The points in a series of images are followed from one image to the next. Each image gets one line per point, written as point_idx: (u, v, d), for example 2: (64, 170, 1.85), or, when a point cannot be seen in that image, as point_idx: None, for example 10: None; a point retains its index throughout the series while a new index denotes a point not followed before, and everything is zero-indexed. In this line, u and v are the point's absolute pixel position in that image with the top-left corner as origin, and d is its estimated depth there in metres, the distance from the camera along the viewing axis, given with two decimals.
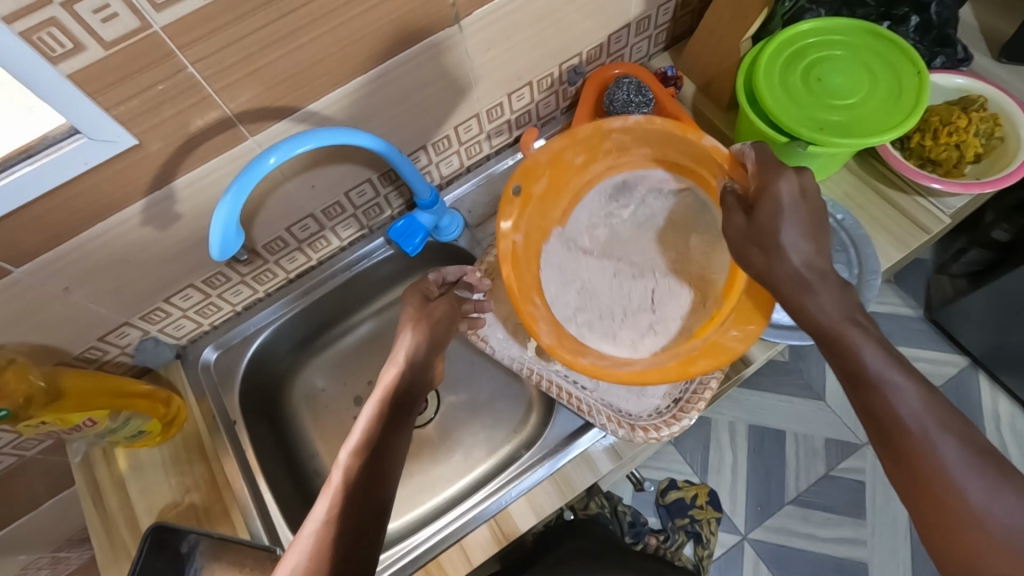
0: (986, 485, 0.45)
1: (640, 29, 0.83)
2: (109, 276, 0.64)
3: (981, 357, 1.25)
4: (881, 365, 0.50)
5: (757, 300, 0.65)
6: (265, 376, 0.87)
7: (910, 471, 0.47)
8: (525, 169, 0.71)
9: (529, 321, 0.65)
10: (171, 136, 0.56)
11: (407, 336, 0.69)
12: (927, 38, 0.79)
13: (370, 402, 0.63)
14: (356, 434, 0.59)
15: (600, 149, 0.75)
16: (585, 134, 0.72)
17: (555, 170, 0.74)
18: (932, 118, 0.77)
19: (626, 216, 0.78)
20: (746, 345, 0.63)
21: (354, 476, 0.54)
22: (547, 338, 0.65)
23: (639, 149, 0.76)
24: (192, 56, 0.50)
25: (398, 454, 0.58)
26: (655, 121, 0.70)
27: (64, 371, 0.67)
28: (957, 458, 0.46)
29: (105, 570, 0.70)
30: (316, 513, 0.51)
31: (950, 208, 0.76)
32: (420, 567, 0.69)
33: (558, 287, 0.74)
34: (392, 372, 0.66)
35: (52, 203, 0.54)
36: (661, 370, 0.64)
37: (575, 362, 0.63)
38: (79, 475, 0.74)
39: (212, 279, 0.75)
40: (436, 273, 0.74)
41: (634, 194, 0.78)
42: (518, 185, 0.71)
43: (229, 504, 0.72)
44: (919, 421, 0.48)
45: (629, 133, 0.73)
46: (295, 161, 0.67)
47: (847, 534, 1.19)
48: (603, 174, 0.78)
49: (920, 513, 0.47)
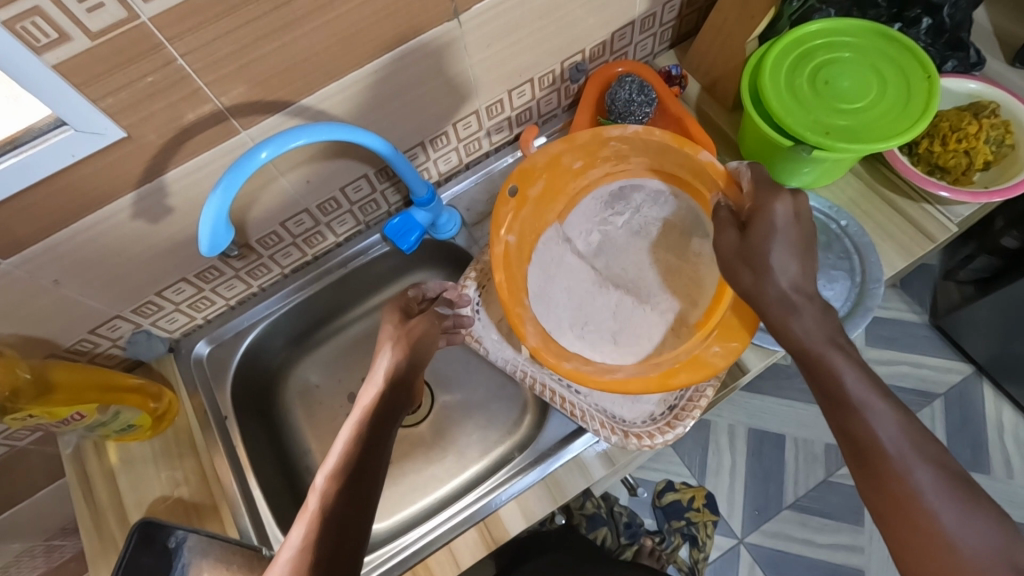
0: (961, 509, 0.44)
1: (644, 27, 0.81)
2: (100, 269, 0.64)
3: (985, 365, 1.23)
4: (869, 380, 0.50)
5: (741, 318, 0.65)
6: (259, 370, 0.87)
7: (883, 492, 0.47)
8: (521, 170, 0.70)
9: (517, 322, 0.65)
10: (162, 127, 0.55)
11: (386, 355, 0.68)
12: (939, 41, 0.77)
13: (348, 424, 0.62)
14: (332, 457, 0.58)
15: (597, 156, 0.74)
16: (583, 139, 0.71)
17: (552, 173, 0.74)
18: (942, 123, 0.75)
19: (620, 223, 0.77)
20: (727, 361, 0.63)
21: (331, 502, 0.53)
22: (533, 339, 0.65)
23: (638, 157, 0.75)
24: (182, 49, 0.49)
25: (379, 475, 0.57)
26: (654, 132, 0.69)
27: (53, 364, 0.67)
28: (933, 480, 0.46)
29: (92, 563, 0.69)
30: (292, 540, 0.51)
31: (958, 217, 0.74)
32: (407, 569, 0.69)
33: (548, 286, 0.73)
34: (371, 393, 0.65)
35: (40, 194, 0.53)
36: (642, 379, 0.64)
37: (558, 365, 0.64)
38: (69, 467, 0.74)
39: (205, 273, 0.74)
40: (416, 289, 0.74)
41: (630, 202, 0.77)
42: (514, 187, 0.70)
43: (218, 501, 0.72)
44: (900, 443, 0.47)
45: (626, 142, 0.72)
46: (289, 156, 0.66)
47: (845, 541, 1.18)
48: (600, 179, 0.77)
49: (894, 536, 0.46)
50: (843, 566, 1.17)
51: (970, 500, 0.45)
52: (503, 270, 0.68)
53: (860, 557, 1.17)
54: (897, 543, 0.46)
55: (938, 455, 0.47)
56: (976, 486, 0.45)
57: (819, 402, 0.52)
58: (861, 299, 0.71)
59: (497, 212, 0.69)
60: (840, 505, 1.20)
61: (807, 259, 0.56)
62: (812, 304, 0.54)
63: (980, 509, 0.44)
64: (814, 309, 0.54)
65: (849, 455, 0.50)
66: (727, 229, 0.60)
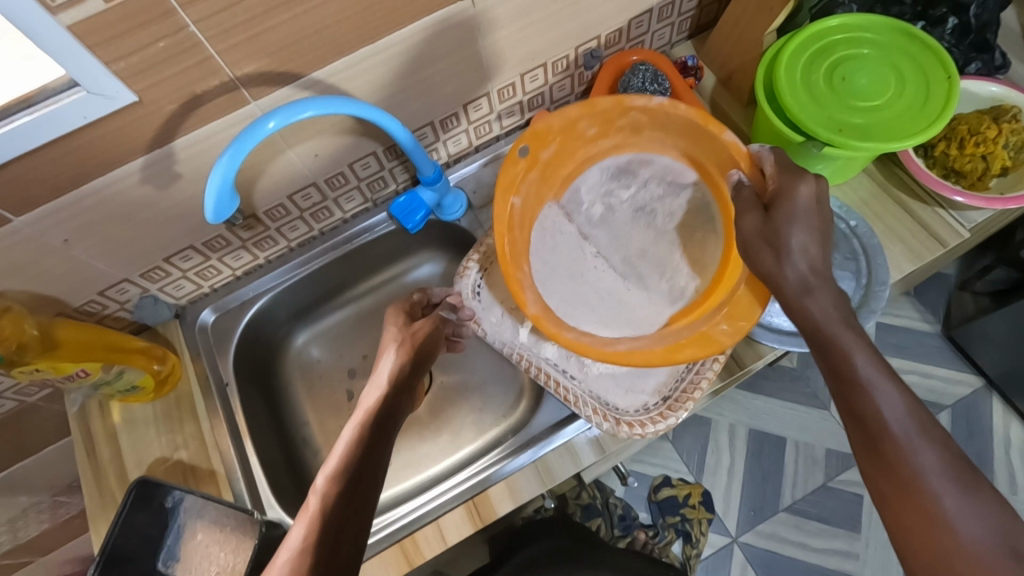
0: (961, 496, 0.44)
1: (662, 15, 0.80)
2: (110, 231, 0.65)
3: (995, 380, 1.21)
4: (870, 369, 0.49)
5: (752, 292, 0.63)
6: (262, 341, 0.88)
7: (886, 472, 0.47)
8: (535, 132, 0.67)
9: (517, 289, 0.63)
10: (173, 94, 0.56)
11: (389, 357, 0.69)
12: (964, 42, 0.76)
13: (349, 425, 0.63)
14: (333, 458, 0.59)
15: (613, 125, 0.71)
16: (605, 106, 0.68)
17: (565, 138, 0.71)
18: (960, 126, 0.73)
19: (625, 198, 0.76)
20: (734, 339, 0.62)
21: (330, 503, 0.54)
22: (536, 307, 0.63)
23: (652, 132, 0.72)
24: (193, 16, 0.50)
25: (379, 475, 0.58)
26: (679, 106, 0.67)
27: (60, 323, 0.68)
28: (934, 464, 0.46)
29: (92, 517, 0.71)
30: (290, 540, 0.51)
31: (971, 222, 0.73)
32: (396, 541, 0.70)
33: (547, 272, 0.73)
34: (374, 395, 0.66)
35: (52, 153, 0.54)
36: (646, 352, 0.64)
37: (558, 335, 0.62)
38: (74, 423, 0.76)
39: (213, 242, 0.75)
40: (420, 295, 0.76)
41: (637, 176, 0.75)
42: (525, 148, 0.67)
43: (216, 466, 0.74)
44: (902, 425, 0.47)
45: (649, 114, 0.69)
46: (297, 127, 0.66)
47: (840, 546, 1.18)
48: (609, 151, 0.74)
49: (895, 516, 0.46)
50: (838, 572, 1.17)
51: (971, 487, 0.44)
52: (505, 235, 0.66)
53: (854, 563, 1.17)
54: (895, 523, 0.46)
55: (941, 441, 0.47)
56: (977, 473, 0.45)
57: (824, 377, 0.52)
58: (865, 301, 0.70)
59: (504, 173, 0.67)
60: (838, 511, 1.20)
61: (809, 250, 0.55)
62: (825, 289, 0.54)
63: (981, 495, 0.44)
64: (815, 301, 0.53)
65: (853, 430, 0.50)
66: (750, 212, 0.59)
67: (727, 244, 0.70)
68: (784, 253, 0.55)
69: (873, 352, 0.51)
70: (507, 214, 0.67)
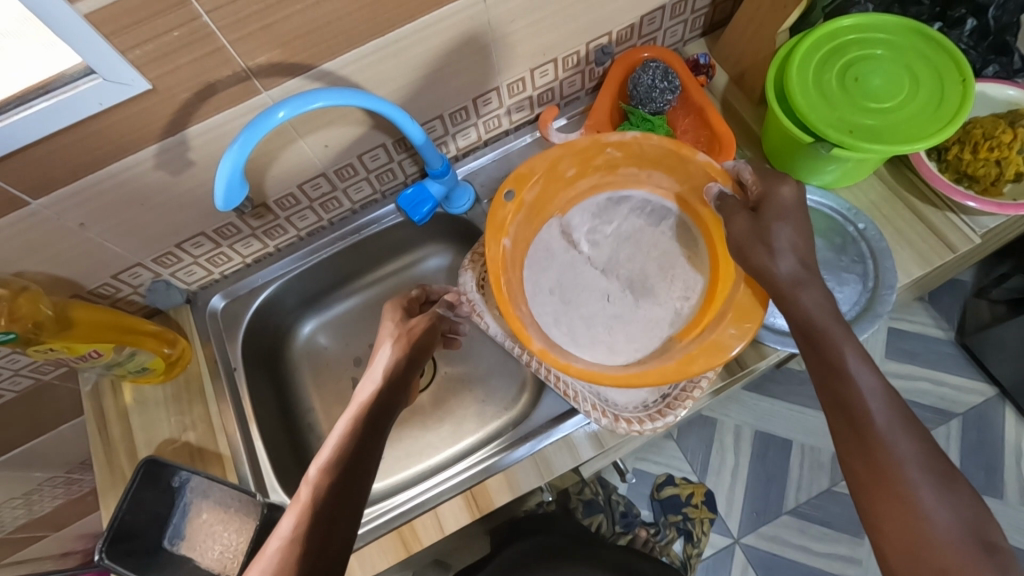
0: (937, 491, 0.46)
1: (675, 12, 0.80)
2: (122, 216, 0.67)
3: (1009, 389, 1.19)
4: (853, 364, 0.51)
5: (751, 295, 0.63)
6: (270, 327, 0.90)
7: (866, 461, 0.48)
8: (519, 174, 0.68)
9: (519, 327, 0.62)
10: (186, 82, 0.57)
11: (386, 351, 0.70)
12: (982, 44, 0.75)
13: (343, 418, 0.63)
14: (326, 451, 0.59)
15: (591, 164, 0.72)
16: (583, 145, 0.69)
17: (547, 180, 0.71)
18: (975, 129, 0.72)
19: (609, 233, 0.76)
20: (744, 341, 0.62)
21: (322, 493, 0.55)
22: (538, 343, 0.62)
23: (627, 168, 0.74)
24: (207, 6, 0.51)
25: (373, 463, 0.59)
26: (652, 138, 0.67)
27: (74, 303, 0.69)
28: (913, 456, 0.47)
29: (102, 493, 0.74)
30: (282, 530, 0.53)
31: (983, 228, 0.72)
32: (393, 528, 0.72)
33: (536, 292, 0.72)
34: (369, 388, 0.67)
35: (68, 139, 0.55)
36: (657, 369, 0.62)
37: (569, 366, 0.61)
38: (88, 402, 0.78)
39: (223, 230, 0.77)
40: (419, 290, 0.77)
41: (618, 212, 0.76)
42: (510, 191, 0.68)
43: (222, 449, 0.76)
44: (881, 420, 0.49)
45: (624, 148, 0.70)
46: (307, 117, 0.67)
47: (842, 551, 1.17)
48: (587, 191, 0.76)
49: (874, 508, 0.47)
50: None
51: (946, 483, 0.46)
52: (501, 271, 0.65)
53: (856, 568, 1.16)
54: (871, 517, 0.48)
55: (920, 434, 0.48)
56: (953, 469, 0.47)
57: (815, 377, 0.53)
58: (871, 303, 0.69)
59: (493, 215, 0.67)
60: (842, 516, 1.19)
61: (798, 246, 0.55)
62: (812, 288, 0.54)
63: (956, 489, 0.46)
64: (807, 295, 0.54)
65: (840, 421, 0.50)
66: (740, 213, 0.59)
67: (713, 255, 0.72)
68: (775, 250, 0.55)
69: (860, 351, 0.51)
70: (501, 257, 0.66)
